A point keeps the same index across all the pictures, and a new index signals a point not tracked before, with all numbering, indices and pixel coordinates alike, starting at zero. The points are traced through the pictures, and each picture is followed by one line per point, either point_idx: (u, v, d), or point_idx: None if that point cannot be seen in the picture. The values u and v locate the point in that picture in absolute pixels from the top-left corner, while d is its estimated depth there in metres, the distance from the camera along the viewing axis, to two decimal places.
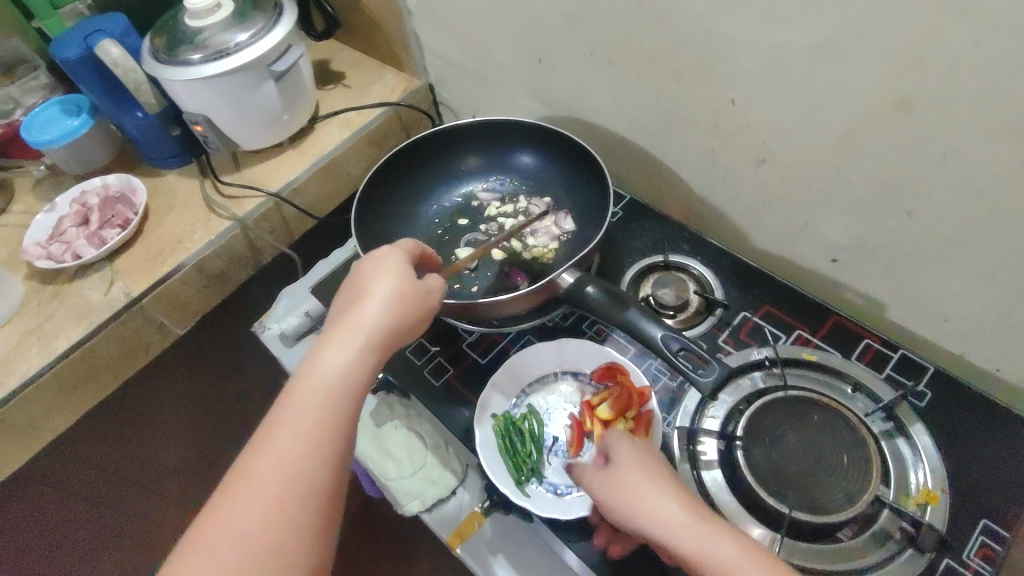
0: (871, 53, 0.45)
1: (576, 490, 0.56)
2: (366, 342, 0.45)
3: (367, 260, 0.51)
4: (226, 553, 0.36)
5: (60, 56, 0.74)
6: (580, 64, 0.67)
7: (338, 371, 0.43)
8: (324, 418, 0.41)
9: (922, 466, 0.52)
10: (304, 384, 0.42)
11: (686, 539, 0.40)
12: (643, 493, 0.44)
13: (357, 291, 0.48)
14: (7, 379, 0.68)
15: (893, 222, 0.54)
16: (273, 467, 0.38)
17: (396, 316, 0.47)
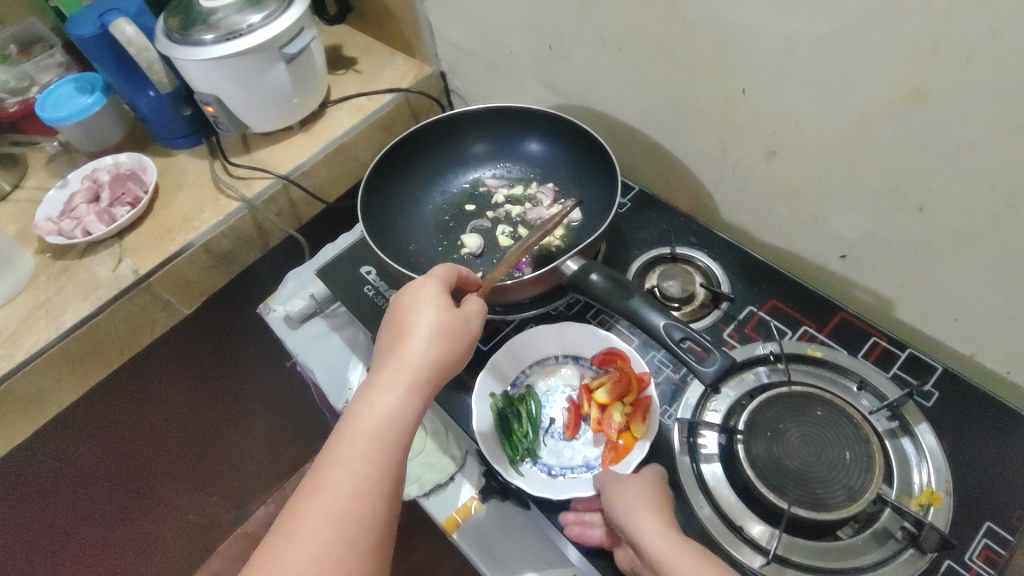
0: (886, 42, 0.44)
1: (570, 472, 0.57)
2: (412, 379, 0.47)
3: (411, 291, 0.53)
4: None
5: (74, 33, 0.74)
6: (591, 52, 0.67)
7: (387, 409, 0.46)
8: (376, 456, 0.43)
9: (927, 466, 0.51)
10: (358, 421, 0.45)
11: (662, 548, 0.45)
12: (632, 498, 0.48)
13: (402, 324, 0.51)
14: (16, 351, 0.69)
15: (904, 217, 0.53)
16: (330, 503, 0.41)
17: (440, 350, 0.49)
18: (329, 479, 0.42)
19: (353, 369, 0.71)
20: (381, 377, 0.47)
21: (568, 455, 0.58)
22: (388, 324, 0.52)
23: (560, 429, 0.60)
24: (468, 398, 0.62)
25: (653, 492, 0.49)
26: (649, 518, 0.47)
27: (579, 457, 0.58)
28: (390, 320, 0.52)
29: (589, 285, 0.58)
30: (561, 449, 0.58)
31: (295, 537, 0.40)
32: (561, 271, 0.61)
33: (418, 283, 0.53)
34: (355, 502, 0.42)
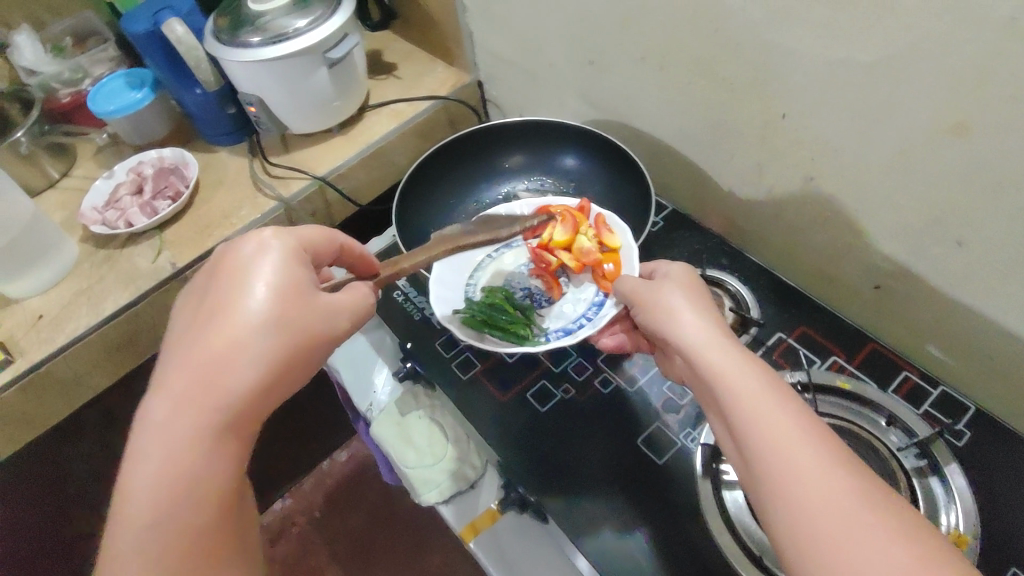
0: (932, 74, 0.44)
1: (582, 323, 0.65)
2: (242, 363, 0.39)
3: (236, 254, 0.42)
4: None
5: (129, 30, 0.77)
6: (631, 68, 0.67)
7: (206, 399, 0.37)
8: (191, 459, 0.36)
9: (955, 509, 0.50)
10: (156, 420, 0.36)
11: (709, 344, 0.43)
12: (664, 296, 0.51)
13: (221, 295, 0.41)
14: (57, 335, 0.72)
15: (942, 251, 0.52)
16: (133, 524, 0.34)
17: (274, 327, 0.40)
18: (130, 496, 0.35)
19: (378, 372, 0.72)
20: (188, 362, 0.38)
21: (568, 310, 0.67)
22: (198, 292, 0.42)
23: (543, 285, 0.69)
24: (492, 409, 0.63)
25: (689, 290, 0.51)
26: (687, 315, 0.47)
27: (579, 307, 0.67)
28: (203, 288, 0.42)
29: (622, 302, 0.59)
30: (555, 309, 0.67)
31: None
32: None
33: (245, 245, 0.43)
34: (166, 520, 0.34)
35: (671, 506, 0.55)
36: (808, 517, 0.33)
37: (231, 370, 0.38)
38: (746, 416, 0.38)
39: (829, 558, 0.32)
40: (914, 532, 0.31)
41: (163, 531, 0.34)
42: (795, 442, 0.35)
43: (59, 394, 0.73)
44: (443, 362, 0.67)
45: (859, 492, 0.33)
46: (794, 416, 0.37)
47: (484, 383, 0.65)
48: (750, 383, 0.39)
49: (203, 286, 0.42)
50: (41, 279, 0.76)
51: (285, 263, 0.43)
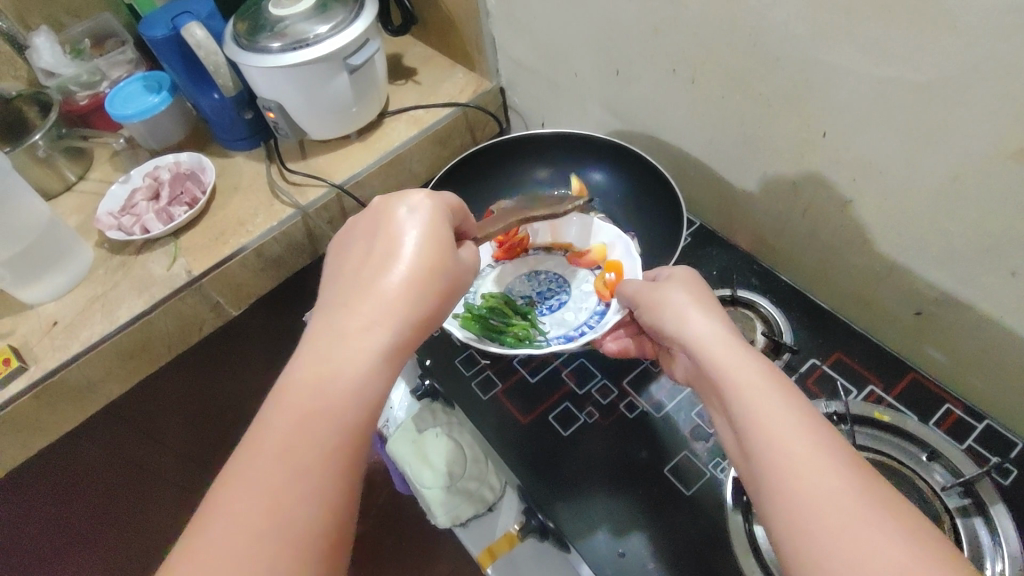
0: (993, 97, 0.41)
1: (586, 330, 0.65)
2: (400, 307, 0.40)
3: (393, 213, 0.44)
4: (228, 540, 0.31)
5: (148, 35, 0.76)
6: (661, 80, 0.65)
7: (364, 332, 0.38)
8: (341, 387, 0.36)
9: (1001, 554, 0.47)
10: (322, 345, 0.37)
11: (716, 344, 0.42)
12: (665, 291, 0.50)
13: (376, 248, 0.42)
14: (72, 342, 0.71)
15: (993, 280, 0.49)
16: (278, 432, 0.34)
17: (424, 279, 0.42)
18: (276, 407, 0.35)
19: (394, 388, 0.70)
20: (353, 300, 0.39)
21: (570, 317, 0.67)
22: (357, 244, 0.44)
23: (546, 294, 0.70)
24: (512, 431, 0.61)
25: (695, 289, 0.49)
26: (694, 317, 0.45)
27: (581, 314, 0.67)
28: (358, 243, 0.44)
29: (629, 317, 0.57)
30: (555, 317, 0.68)
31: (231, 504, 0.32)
32: None
33: (402, 206, 0.44)
34: (302, 442, 0.33)
35: (701, 542, 0.52)
36: (803, 514, 0.31)
37: (388, 312, 0.39)
38: (747, 411, 0.37)
39: (825, 550, 0.30)
40: (912, 530, 0.30)
41: (300, 451, 0.33)
42: (792, 438, 0.34)
43: (73, 402, 0.72)
44: (462, 380, 0.65)
45: (859, 489, 0.31)
46: (796, 413, 0.35)
47: (504, 404, 0.63)
48: (774, 404, 0.36)
49: (360, 241, 0.44)
50: (57, 285, 0.75)
51: (437, 225, 0.44)
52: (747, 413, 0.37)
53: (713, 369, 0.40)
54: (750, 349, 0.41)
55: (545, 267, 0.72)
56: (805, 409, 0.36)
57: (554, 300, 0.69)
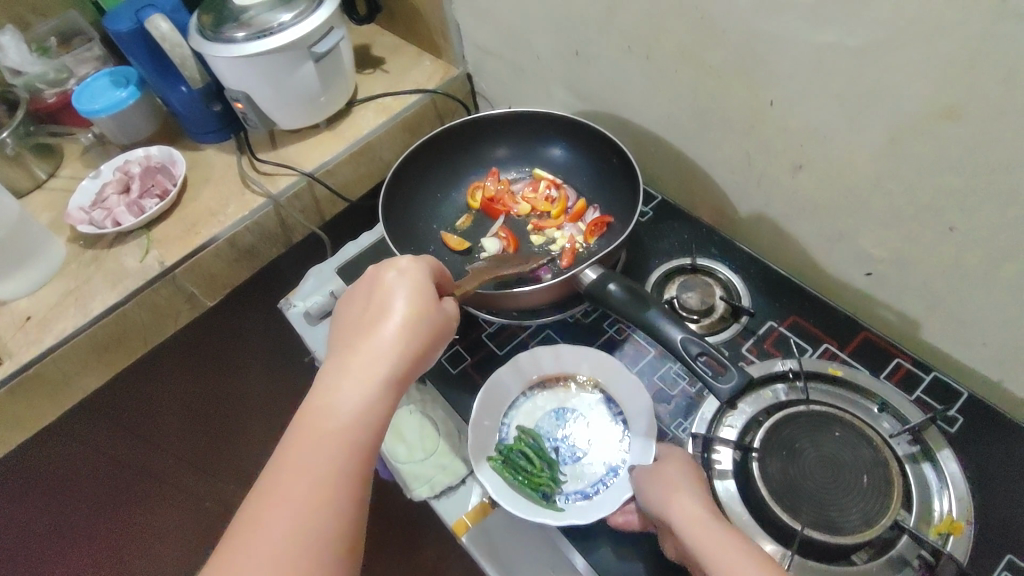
0: (919, 59, 0.43)
1: (605, 488, 0.54)
2: (384, 373, 0.44)
3: (384, 276, 0.49)
4: (264, 547, 0.37)
5: (112, 28, 0.76)
6: (618, 59, 0.66)
7: (342, 414, 0.41)
8: (328, 481, 0.39)
9: (948, 494, 0.50)
10: (312, 436, 0.40)
11: (695, 529, 0.43)
12: (661, 472, 0.49)
13: (371, 309, 0.48)
14: (45, 336, 0.72)
15: (933, 237, 0.51)
16: (266, 547, 0.37)
17: (407, 340, 0.46)
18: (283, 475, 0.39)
19: None
20: (341, 370, 0.44)
21: (590, 468, 0.56)
22: (356, 303, 0.49)
23: (575, 437, 0.58)
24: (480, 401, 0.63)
25: (688, 474, 0.48)
26: (680, 499, 0.46)
27: (600, 465, 0.56)
28: (356, 304, 0.49)
29: (606, 296, 0.56)
30: (578, 465, 0.56)
31: (263, 518, 0.37)
32: (579, 280, 0.58)
33: (392, 269, 0.50)
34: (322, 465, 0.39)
35: None
36: None
37: (370, 384, 0.43)
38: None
39: None
40: None
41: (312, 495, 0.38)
42: None
43: (49, 392, 0.73)
44: (433, 355, 0.67)
45: None
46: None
47: (474, 378, 0.65)
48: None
49: (356, 304, 0.49)
50: (29, 280, 0.76)
51: (424, 283, 0.49)
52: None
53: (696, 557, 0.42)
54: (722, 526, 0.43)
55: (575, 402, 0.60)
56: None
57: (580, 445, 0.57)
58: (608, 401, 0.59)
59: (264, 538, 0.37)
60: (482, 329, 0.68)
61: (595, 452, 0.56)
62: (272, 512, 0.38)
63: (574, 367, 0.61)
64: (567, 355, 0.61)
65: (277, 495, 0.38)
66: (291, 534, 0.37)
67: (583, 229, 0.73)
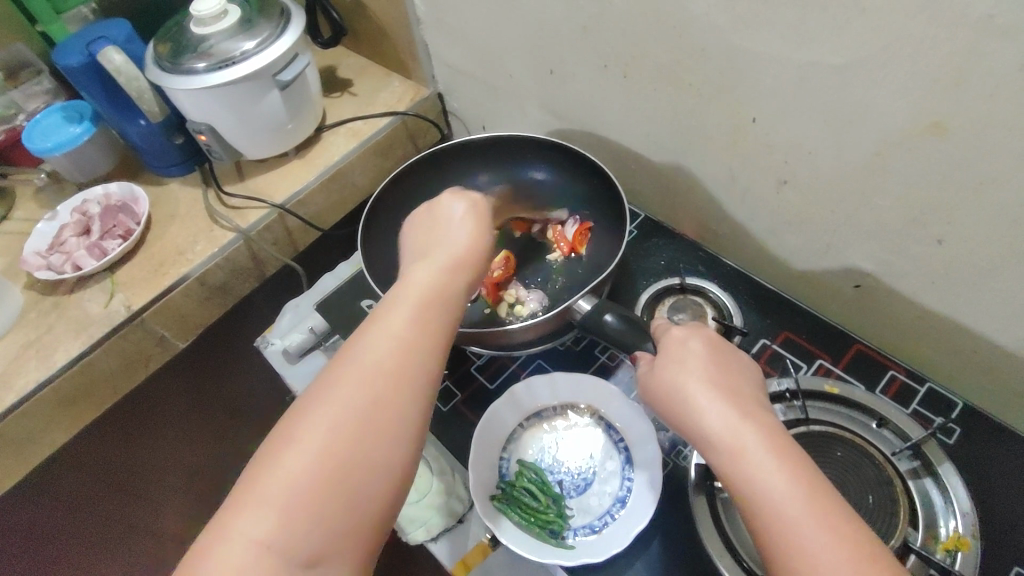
0: (902, 74, 0.43)
1: (614, 520, 0.52)
2: (457, 274, 0.45)
3: (447, 202, 0.51)
4: (349, 402, 0.37)
5: (61, 63, 0.72)
6: (595, 77, 0.65)
7: (414, 305, 0.42)
8: (408, 353, 0.40)
9: (953, 511, 0.49)
10: (388, 320, 0.41)
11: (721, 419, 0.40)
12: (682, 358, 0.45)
13: (438, 227, 0.49)
14: (5, 393, 0.67)
15: (920, 248, 0.51)
16: (346, 403, 0.37)
17: (476, 256, 0.47)
18: (367, 342, 0.40)
19: None
20: (416, 267, 0.45)
21: (596, 501, 0.54)
22: (428, 221, 0.50)
23: (577, 468, 0.56)
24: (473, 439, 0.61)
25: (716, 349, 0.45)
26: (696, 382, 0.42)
27: (606, 497, 0.54)
28: (429, 223, 0.50)
29: (601, 327, 0.54)
30: (583, 497, 0.54)
31: (346, 377, 0.38)
32: (571, 311, 0.57)
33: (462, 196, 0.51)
34: (401, 337, 0.40)
35: (673, 530, 0.53)
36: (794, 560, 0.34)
37: (442, 283, 0.44)
38: (771, 526, 0.35)
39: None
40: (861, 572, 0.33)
41: (395, 365, 0.39)
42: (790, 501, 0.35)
43: (15, 452, 0.69)
44: None
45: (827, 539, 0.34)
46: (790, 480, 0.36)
47: (466, 414, 0.63)
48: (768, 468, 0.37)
49: (428, 224, 0.50)
50: None
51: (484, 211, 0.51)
52: (776, 522, 0.35)
53: (744, 455, 0.38)
54: (779, 433, 0.39)
55: (573, 432, 0.58)
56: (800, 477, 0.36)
57: (582, 477, 0.55)
58: (609, 429, 0.57)
59: (348, 394, 0.38)
60: (470, 362, 0.66)
61: (599, 484, 0.55)
62: (359, 372, 0.38)
63: (571, 397, 0.59)
64: (561, 385, 0.59)
65: (361, 358, 0.39)
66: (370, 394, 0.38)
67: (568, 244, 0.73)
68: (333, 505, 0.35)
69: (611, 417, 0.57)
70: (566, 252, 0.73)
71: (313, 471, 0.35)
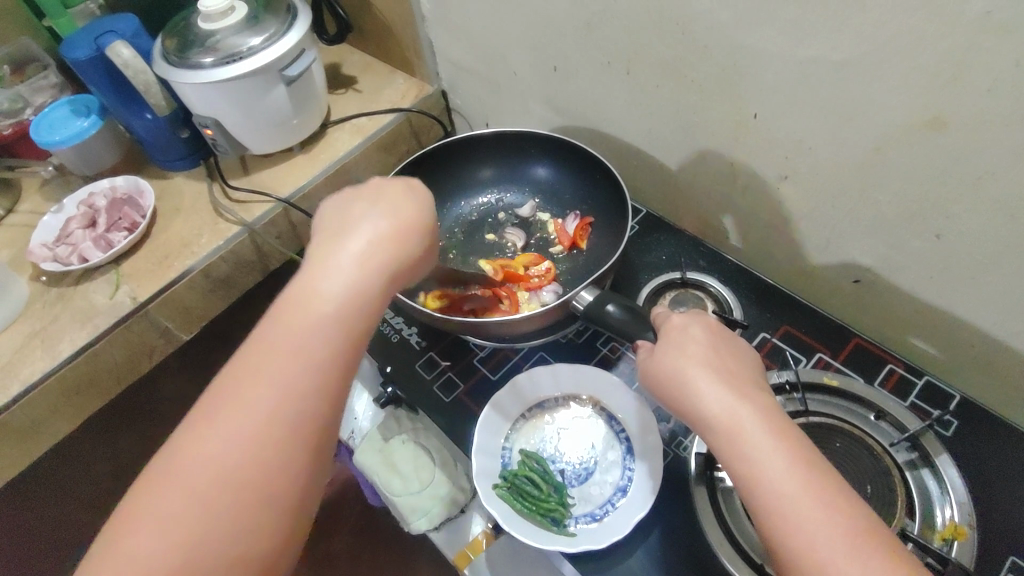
0: (901, 70, 0.44)
1: (615, 509, 0.53)
2: (360, 290, 0.41)
3: (371, 190, 0.47)
4: (229, 440, 0.36)
5: (69, 56, 0.72)
6: (598, 74, 0.66)
7: (326, 313, 0.40)
8: (298, 384, 0.38)
9: (950, 502, 0.49)
10: (280, 344, 0.38)
11: (721, 402, 0.40)
12: (684, 341, 0.45)
13: (354, 220, 0.45)
14: (10, 382, 0.68)
15: (919, 242, 0.52)
16: (229, 438, 0.36)
17: (395, 260, 0.44)
18: (252, 368, 0.38)
19: (358, 397, 0.67)
20: (319, 272, 0.42)
21: (597, 491, 0.55)
22: (350, 206, 0.46)
23: (579, 458, 0.57)
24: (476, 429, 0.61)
25: (718, 335, 0.46)
26: (697, 366, 0.43)
27: (607, 487, 0.54)
28: (350, 210, 0.46)
29: (604, 317, 0.54)
30: (585, 486, 0.55)
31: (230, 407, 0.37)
32: (575, 303, 0.57)
33: (389, 185, 0.47)
34: (288, 371, 0.38)
35: (674, 518, 0.54)
36: (793, 539, 0.35)
37: (343, 302, 0.40)
38: (766, 503, 0.36)
39: (799, 556, 0.34)
40: (857, 549, 0.34)
41: (283, 398, 0.37)
42: (789, 481, 0.36)
43: (17, 443, 0.69)
44: (425, 384, 0.64)
45: (827, 518, 0.35)
46: (790, 461, 0.37)
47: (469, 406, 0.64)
48: (768, 449, 0.37)
49: (351, 210, 0.46)
50: None
51: (409, 205, 0.46)
52: (777, 501, 0.36)
53: (742, 437, 0.38)
54: (777, 416, 0.39)
55: (575, 423, 0.59)
56: (804, 461, 0.37)
57: (584, 467, 0.56)
58: (610, 419, 0.58)
59: (230, 430, 0.36)
60: (473, 354, 0.66)
61: (601, 474, 0.55)
62: (243, 405, 0.37)
63: (574, 388, 0.59)
64: (563, 376, 0.60)
65: (246, 387, 0.37)
66: (251, 431, 0.36)
67: (569, 237, 0.73)
68: (204, 549, 0.34)
69: (612, 408, 0.58)
70: (568, 247, 0.73)
71: (188, 512, 0.34)
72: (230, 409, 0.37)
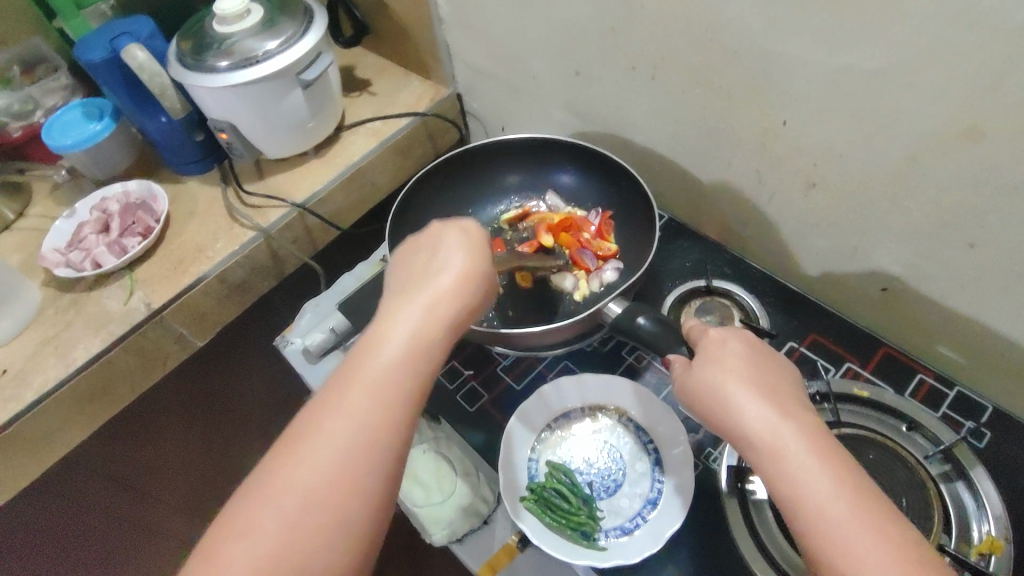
0: (937, 80, 0.43)
1: (645, 523, 0.52)
2: (425, 343, 0.41)
3: (438, 236, 0.47)
4: (288, 503, 0.35)
5: (85, 59, 0.71)
6: (621, 79, 0.65)
7: (386, 369, 0.39)
8: (363, 445, 0.37)
9: (986, 517, 0.49)
10: (345, 401, 0.38)
11: (761, 418, 0.40)
12: (721, 355, 0.45)
13: (424, 267, 0.45)
14: (23, 391, 0.67)
15: (952, 252, 0.51)
16: (293, 499, 0.35)
17: (461, 306, 0.44)
18: (317, 426, 0.37)
19: None
20: (386, 325, 0.41)
21: (626, 503, 0.54)
22: (416, 255, 0.46)
23: (606, 469, 0.56)
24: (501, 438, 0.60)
25: (757, 349, 0.45)
26: (735, 380, 0.42)
27: (637, 500, 0.54)
28: (417, 258, 0.46)
29: (634, 329, 0.53)
30: (613, 499, 0.54)
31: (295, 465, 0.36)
32: (604, 314, 0.57)
33: (453, 231, 0.47)
34: (354, 429, 0.37)
35: (704, 530, 0.53)
36: (838, 557, 0.34)
37: (408, 356, 0.40)
38: (812, 523, 0.35)
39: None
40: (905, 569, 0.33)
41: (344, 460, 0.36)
42: (834, 500, 0.35)
43: (30, 452, 0.68)
44: (448, 394, 0.64)
45: (874, 537, 0.34)
46: (834, 478, 0.36)
47: (493, 415, 0.63)
48: (812, 467, 0.37)
49: (417, 258, 0.46)
50: None
51: (473, 253, 0.46)
52: (822, 520, 0.35)
53: (787, 458, 0.38)
54: (822, 432, 0.39)
55: (602, 433, 0.58)
56: (848, 478, 0.36)
57: (612, 479, 0.55)
58: (637, 431, 0.57)
59: (291, 490, 0.36)
60: (497, 363, 0.66)
61: (630, 486, 0.55)
62: (307, 463, 0.36)
63: (601, 399, 0.59)
64: (590, 386, 0.59)
65: (311, 447, 0.37)
66: (311, 493, 0.36)
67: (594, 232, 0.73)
68: None
69: (640, 419, 0.57)
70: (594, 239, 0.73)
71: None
72: (291, 469, 0.36)
